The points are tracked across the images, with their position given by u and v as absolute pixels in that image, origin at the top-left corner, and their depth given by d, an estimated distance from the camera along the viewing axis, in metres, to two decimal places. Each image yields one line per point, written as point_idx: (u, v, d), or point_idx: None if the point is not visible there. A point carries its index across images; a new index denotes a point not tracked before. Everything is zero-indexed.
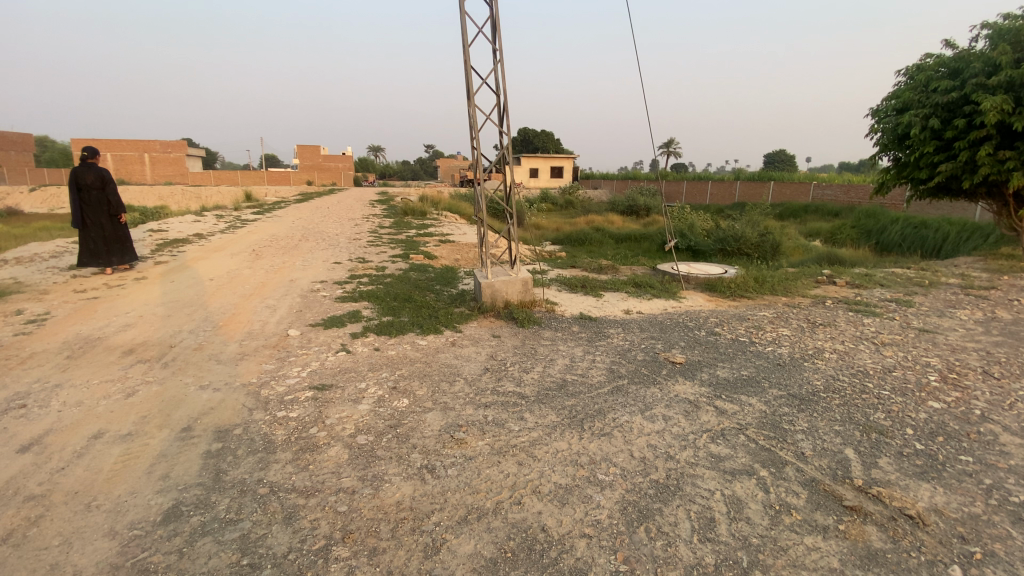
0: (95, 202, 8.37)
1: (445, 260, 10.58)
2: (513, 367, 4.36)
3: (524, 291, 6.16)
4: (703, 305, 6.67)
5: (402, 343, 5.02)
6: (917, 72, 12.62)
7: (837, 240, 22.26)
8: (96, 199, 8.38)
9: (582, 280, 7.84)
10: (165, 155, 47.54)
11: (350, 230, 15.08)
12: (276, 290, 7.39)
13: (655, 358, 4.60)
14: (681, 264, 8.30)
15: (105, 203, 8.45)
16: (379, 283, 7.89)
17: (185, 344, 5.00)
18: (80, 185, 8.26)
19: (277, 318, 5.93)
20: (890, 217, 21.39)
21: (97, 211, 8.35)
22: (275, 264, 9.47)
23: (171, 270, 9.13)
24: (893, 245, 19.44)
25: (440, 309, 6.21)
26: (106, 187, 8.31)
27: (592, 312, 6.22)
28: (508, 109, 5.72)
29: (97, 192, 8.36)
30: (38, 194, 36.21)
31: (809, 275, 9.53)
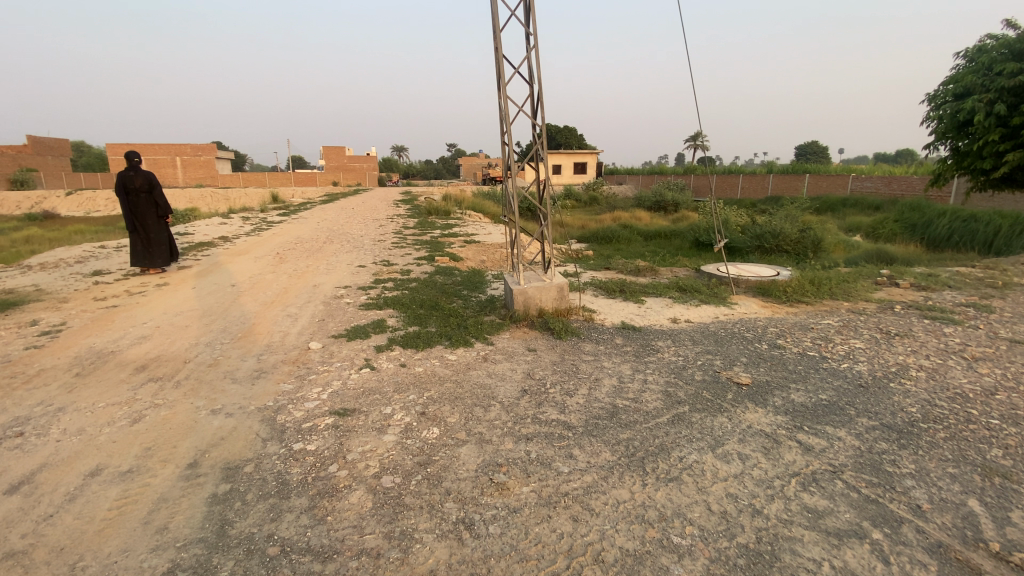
0: (144, 204, 8.74)
1: (471, 263, 10.15)
2: (556, 388, 3.86)
3: (560, 298, 5.66)
4: (758, 314, 6.05)
5: (430, 358, 4.56)
6: (978, 54, 11.63)
7: (880, 235, 21.09)
8: (145, 200, 8.68)
9: (620, 284, 7.29)
10: (195, 157, 48.47)
11: (375, 231, 14.78)
12: (299, 297, 7.06)
13: (717, 379, 4.06)
14: (728, 266, 7.67)
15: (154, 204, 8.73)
16: (404, 288, 7.49)
17: (200, 359, 4.66)
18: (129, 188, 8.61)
19: (297, 328, 5.56)
20: (938, 211, 20.15)
21: (147, 213, 8.69)
22: (299, 268, 9.19)
23: (194, 274, 8.94)
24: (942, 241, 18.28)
25: (470, 318, 5.76)
26: (154, 189, 8.60)
27: (635, 321, 5.69)
28: (543, 99, 5.22)
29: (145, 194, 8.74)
30: (76, 197, 37.26)
31: (866, 276, 8.78)
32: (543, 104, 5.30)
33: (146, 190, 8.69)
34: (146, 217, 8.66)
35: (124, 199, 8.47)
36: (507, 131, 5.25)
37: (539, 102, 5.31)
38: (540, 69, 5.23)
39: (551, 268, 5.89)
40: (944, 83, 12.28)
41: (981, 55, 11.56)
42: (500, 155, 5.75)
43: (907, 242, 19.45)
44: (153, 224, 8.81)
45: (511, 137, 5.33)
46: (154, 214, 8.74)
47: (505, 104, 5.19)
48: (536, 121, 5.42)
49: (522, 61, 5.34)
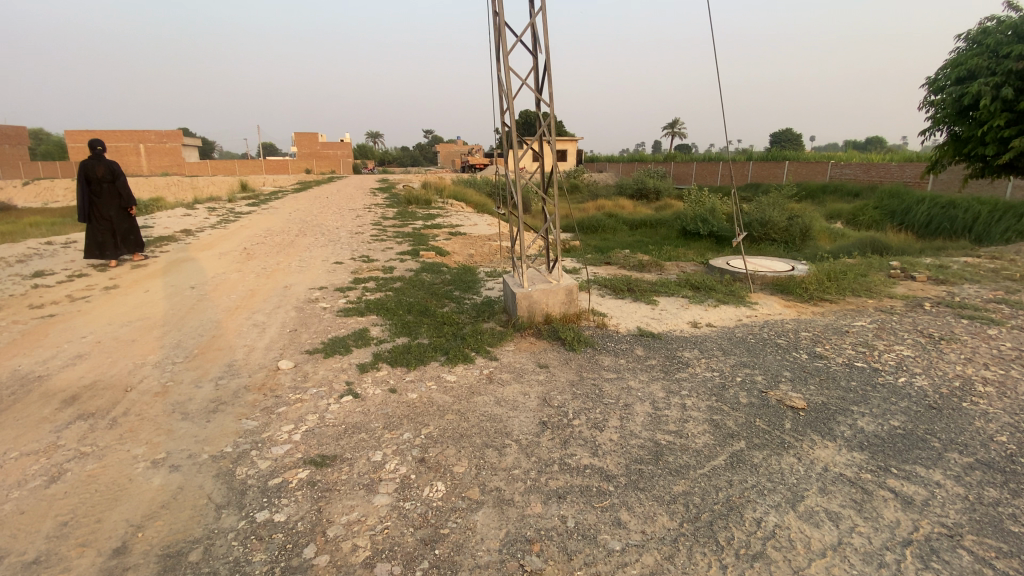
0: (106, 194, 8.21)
1: (458, 257, 9.41)
2: (582, 419, 3.19)
3: (568, 301, 4.98)
4: (783, 315, 5.49)
5: (426, 379, 3.84)
6: (981, 36, 11.25)
7: (860, 222, 21.05)
8: (106, 190, 8.16)
9: (626, 282, 6.66)
10: (161, 145, 46.14)
11: (353, 222, 13.86)
12: (268, 300, 6.24)
13: (767, 402, 3.48)
14: (740, 261, 7.12)
15: (115, 195, 8.22)
16: (388, 288, 6.73)
17: (145, 387, 3.85)
18: (90, 177, 8.06)
19: (265, 341, 4.77)
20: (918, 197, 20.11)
21: (108, 204, 8.19)
22: (268, 266, 8.32)
23: (150, 274, 7.98)
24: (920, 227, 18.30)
25: (466, 326, 5.05)
26: (117, 180, 8.10)
27: (652, 326, 5.07)
28: (552, 71, 4.51)
29: (107, 184, 8.17)
30: (32, 186, 35.06)
31: (878, 268, 8.35)
32: (550, 76, 4.58)
33: (107, 180, 8.13)
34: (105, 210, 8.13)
35: (83, 189, 7.94)
36: (509, 108, 4.51)
37: (546, 73, 4.58)
38: (548, 35, 4.52)
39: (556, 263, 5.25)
40: (945, 67, 11.90)
41: (986, 37, 11.17)
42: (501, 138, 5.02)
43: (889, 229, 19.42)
44: (113, 215, 8.28)
45: (514, 115, 4.59)
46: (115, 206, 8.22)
47: (507, 75, 4.45)
48: (542, 97, 4.71)
49: (526, 28, 4.63)
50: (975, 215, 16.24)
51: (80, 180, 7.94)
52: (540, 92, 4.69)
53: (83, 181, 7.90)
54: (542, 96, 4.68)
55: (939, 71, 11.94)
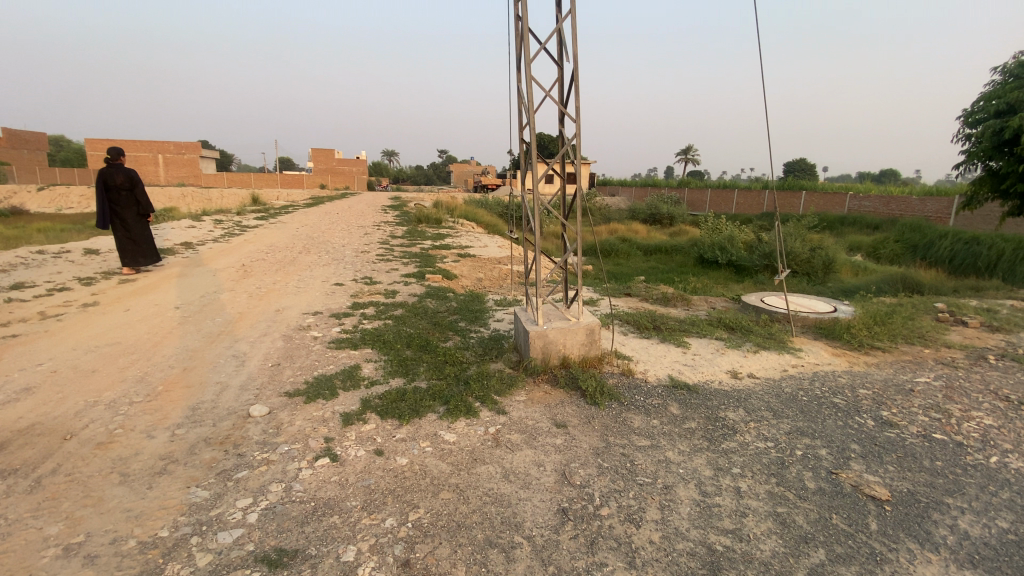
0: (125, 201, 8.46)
1: (466, 282, 8.82)
2: (611, 509, 2.55)
3: (589, 342, 4.34)
4: (832, 366, 4.85)
5: (419, 438, 3.21)
6: (1020, 69, 10.69)
7: (882, 256, 20.27)
8: (124, 198, 8.40)
9: (651, 318, 6.01)
10: (179, 156, 46.52)
11: (359, 240, 13.37)
12: (255, 326, 5.67)
13: (839, 488, 2.82)
14: (777, 302, 6.48)
15: (133, 203, 8.48)
16: (387, 316, 6.13)
17: (88, 434, 3.26)
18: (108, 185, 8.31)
19: (240, 378, 4.17)
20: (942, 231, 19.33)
21: (127, 211, 8.44)
22: (263, 285, 7.79)
23: (136, 289, 7.46)
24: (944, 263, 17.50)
25: (471, 366, 4.43)
26: (135, 188, 8.37)
27: (684, 376, 4.41)
28: (580, 83, 3.99)
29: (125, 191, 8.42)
30: (48, 192, 35.24)
31: (923, 309, 7.62)
32: (577, 88, 4.05)
33: (125, 187, 8.38)
34: (126, 216, 8.42)
35: (104, 198, 8.16)
36: (530, 121, 3.95)
37: (573, 84, 4.05)
38: (577, 42, 4.00)
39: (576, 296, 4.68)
40: (981, 100, 11.33)
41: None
42: (520, 155, 4.45)
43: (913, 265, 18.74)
44: (132, 222, 8.53)
45: (535, 131, 4.02)
46: (133, 213, 8.41)
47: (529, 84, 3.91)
48: (567, 112, 4.17)
49: (552, 34, 4.12)
50: (999, 252, 15.49)
51: (100, 188, 8.21)
52: (564, 106, 4.15)
53: (104, 188, 8.18)
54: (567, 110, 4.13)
55: (975, 104, 11.37)
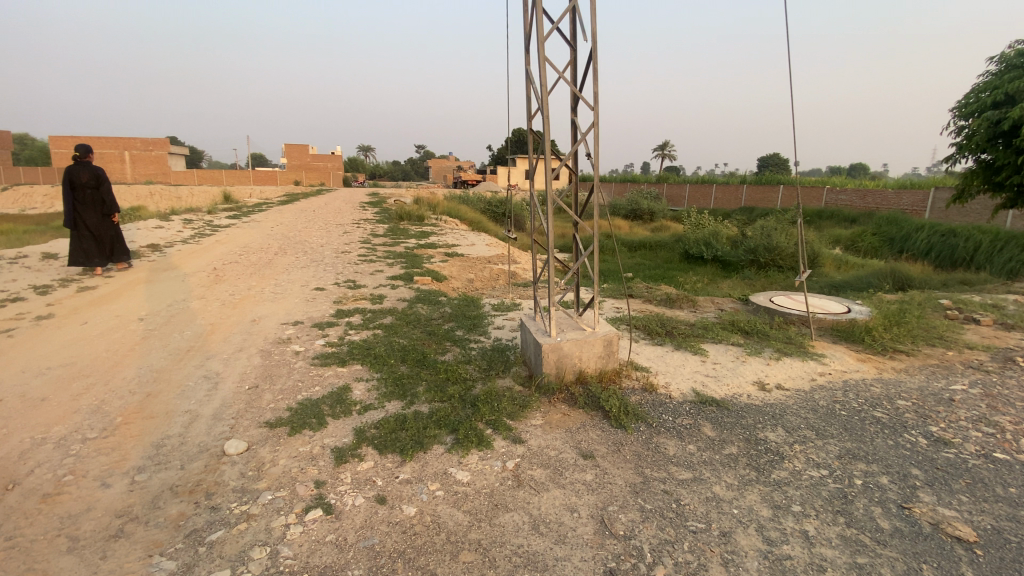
0: (93, 200, 8.05)
1: (457, 284, 8.34)
2: (668, 568, 2.15)
3: (606, 354, 3.92)
4: (861, 374, 4.53)
5: (427, 479, 2.76)
6: (1017, 59, 10.64)
7: (862, 249, 20.42)
8: (90, 197, 8.04)
9: (660, 322, 5.63)
10: (147, 153, 44.69)
11: (339, 240, 12.75)
12: (230, 338, 5.11)
13: (916, 528, 2.50)
14: (789, 303, 6.18)
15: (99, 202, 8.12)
16: (377, 325, 5.63)
17: (35, 482, 2.69)
18: (74, 184, 7.85)
19: (214, 406, 3.63)
20: (920, 223, 19.57)
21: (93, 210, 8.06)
22: (238, 292, 7.19)
23: (96, 298, 6.77)
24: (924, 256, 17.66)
25: (476, 384, 3.97)
26: (103, 186, 8.13)
27: (709, 389, 4.04)
28: (598, 64, 3.55)
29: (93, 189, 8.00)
30: (7, 191, 33.53)
31: (931, 306, 7.42)
32: (595, 69, 3.60)
33: (94, 185, 7.99)
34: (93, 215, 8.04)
35: (73, 196, 7.78)
36: (543, 105, 3.49)
37: (590, 65, 3.60)
38: (593, 19, 3.56)
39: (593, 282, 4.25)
40: (978, 91, 11.25)
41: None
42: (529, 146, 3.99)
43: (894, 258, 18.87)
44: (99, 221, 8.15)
45: (547, 117, 3.57)
46: (103, 212, 8.10)
47: (540, 65, 3.48)
48: (583, 98, 3.73)
49: (565, 12, 3.68)
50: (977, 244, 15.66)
51: (66, 188, 7.74)
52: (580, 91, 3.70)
53: (71, 186, 7.79)
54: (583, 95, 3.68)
55: (970, 95, 11.30)
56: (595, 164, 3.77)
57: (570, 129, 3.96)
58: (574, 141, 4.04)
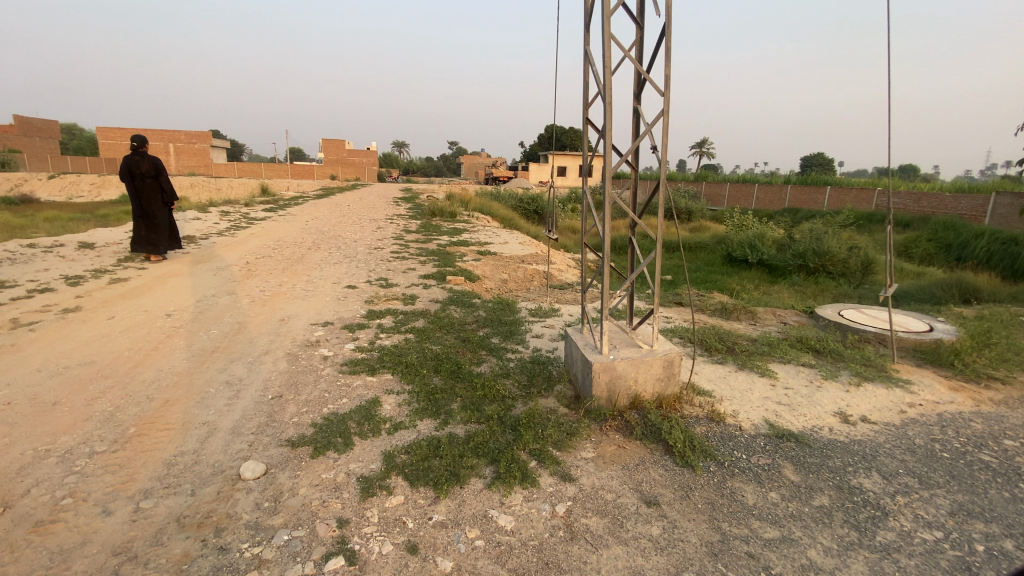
0: (150, 189, 8.74)
1: (491, 285, 7.95)
2: None
3: (665, 377, 3.46)
4: (958, 406, 3.92)
5: (465, 523, 2.37)
6: None
7: (914, 256, 19.16)
8: (149, 187, 8.76)
9: (717, 336, 5.11)
10: (190, 145, 45.98)
11: (371, 235, 12.54)
12: (256, 338, 4.85)
13: None
14: (860, 319, 5.57)
15: (158, 191, 8.83)
16: (409, 328, 5.29)
17: (28, 506, 2.44)
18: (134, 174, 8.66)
19: (234, 417, 3.34)
20: (979, 228, 18.23)
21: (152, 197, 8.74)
22: (268, 287, 6.99)
23: (126, 290, 6.67)
24: (985, 264, 16.41)
25: (517, 403, 3.56)
26: (161, 176, 8.90)
27: (780, 420, 3.56)
28: (671, 41, 3.11)
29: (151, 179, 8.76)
30: (61, 180, 34.98)
31: (1019, 325, 6.62)
32: (667, 45, 3.17)
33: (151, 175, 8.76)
34: (152, 202, 8.70)
35: (133, 183, 8.51)
36: (606, 86, 3.05)
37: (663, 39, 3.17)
38: None
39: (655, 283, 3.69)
40: None
41: None
42: (585, 137, 3.52)
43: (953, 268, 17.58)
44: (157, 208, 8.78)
45: (610, 100, 3.11)
46: (160, 199, 8.79)
47: (604, 39, 3.06)
48: (650, 81, 3.28)
49: None
50: None
51: (125, 175, 8.56)
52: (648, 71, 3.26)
53: (132, 174, 8.53)
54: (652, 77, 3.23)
55: None
56: (663, 157, 3.29)
57: (633, 119, 3.50)
58: (636, 134, 3.57)
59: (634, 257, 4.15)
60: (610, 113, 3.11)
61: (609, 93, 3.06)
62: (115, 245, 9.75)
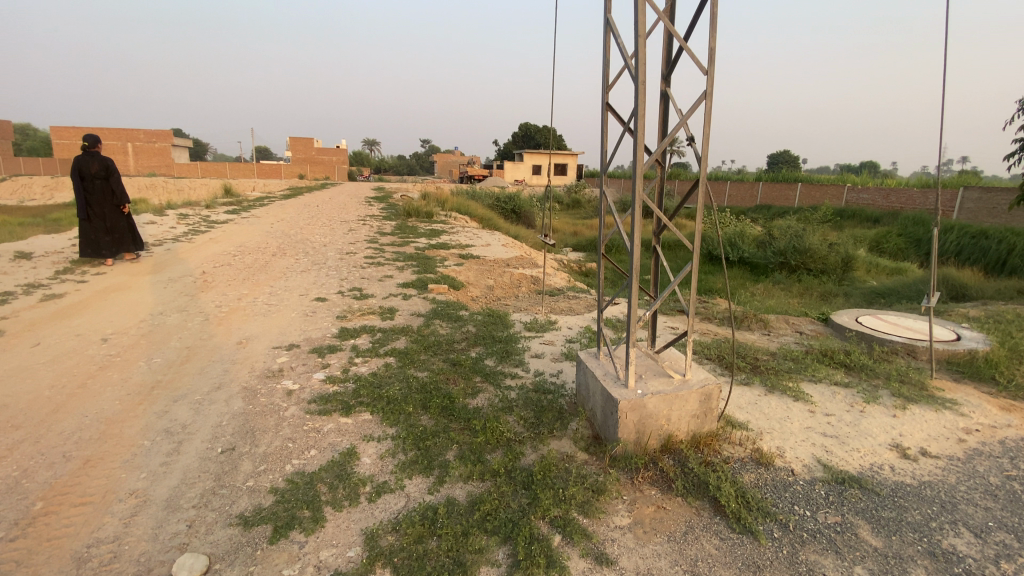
0: (100, 191, 7.94)
1: (477, 293, 7.32)
2: None
3: (702, 414, 2.90)
4: (1017, 430, 3.50)
5: None
6: None
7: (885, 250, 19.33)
8: (99, 190, 7.97)
9: (736, 350, 4.59)
10: (150, 144, 43.72)
11: (343, 239, 11.72)
12: (209, 368, 4.11)
13: None
14: (880, 327, 5.17)
15: (109, 194, 8.06)
16: (389, 350, 4.61)
17: None
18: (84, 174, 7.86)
19: (172, 482, 2.64)
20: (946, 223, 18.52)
21: (102, 201, 7.99)
22: (226, 302, 6.20)
23: (59, 309, 5.77)
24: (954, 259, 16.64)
25: (526, 449, 2.94)
26: (113, 177, 8.07)
27: (831, 459, 3.05)
28: (717, 5, 2.54)
29: (101, 181, 7.95)
30: (6, 182, 32.67)
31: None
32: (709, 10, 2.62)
33: (102, 176, 7.93)
34: (100, 207, 7.97)
35: (79, 186, 7.76)
36: (638, 55, 2.44)
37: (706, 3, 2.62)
38: None
39: (690, 299, 3.04)
40: None
41: None
42: (606, 124, 2.87)
43: (924, 264, 17.75)
44: (107, 213, 8.06)
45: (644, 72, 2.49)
46: (109, 205, 8.04)
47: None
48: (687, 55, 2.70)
49: None
50: (1010, 248, 14.75)
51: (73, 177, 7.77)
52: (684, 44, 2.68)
53: (79, 176, 7.76)
54: (690, 49, 2.66)
55: None
56: (704, 151, 2.68)
57: (662, 106, 2.90)
58: (664, 124, 2.98)
59: (658, 273, 3.37)
60: (643, 90, 2.50)
61: (642, 65, 2.46)
62: (54, 254, 8.73)
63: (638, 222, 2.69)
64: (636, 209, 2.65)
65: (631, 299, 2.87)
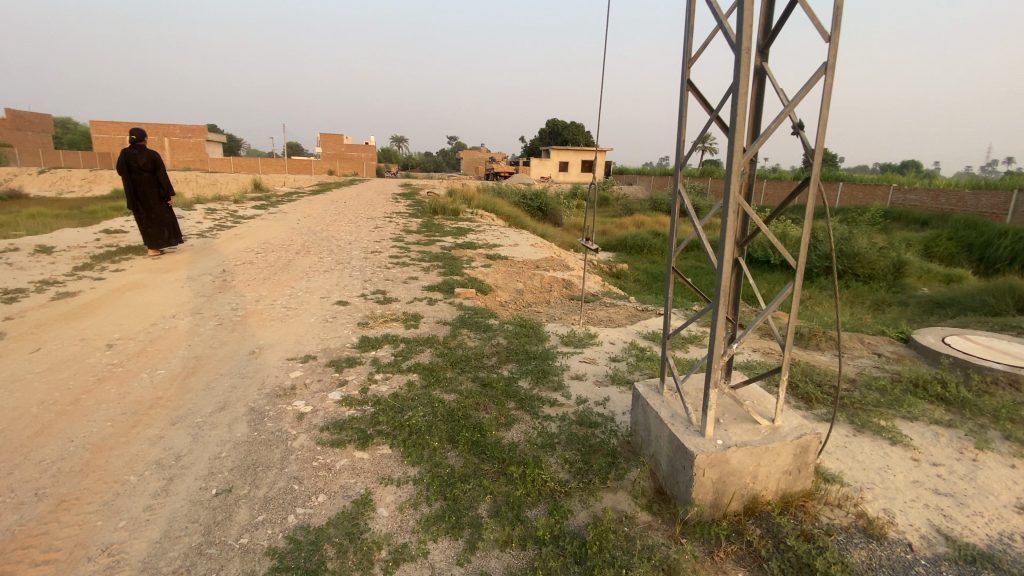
0: (147, 184, 7.96)
1: (506, 298, 6.82)
2: None
3: (795, 469, 2.35)
4: None
5: None
6: None
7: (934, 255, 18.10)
8: (145, 182, 7.98)
9: (810, 376, 3.97)
10: (185, 140, 44.57)
11: (368, 237, 11.35)
12: (215, 384, 3.71)
13: None
14: (971, 350, 4.47)
15: (156, 186, 8.07)
16: (411, 365, 4.14)
17: None
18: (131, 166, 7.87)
19: (153, 537, 2.21)
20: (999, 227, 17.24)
21: (149, 193, 7.99)
22: (242, 305, 5.84)
23: (70, 309, 5.49)
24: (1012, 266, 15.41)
25: (574, 505, 2.41)
26: (159, 170, 8.09)
27: (955, 529, 2.43)
28: None
29: (148, 173, 7.96)
30: (48, 175, 33.59)
31: None
32: None
33: (150, 168, 7.95)
34: (148, 198, 7.96)
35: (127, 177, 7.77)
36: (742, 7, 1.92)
37: None
38: None
39: (786, 327, 2.43)
40: None
41: None
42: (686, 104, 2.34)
43: (980, 270, 16.53)
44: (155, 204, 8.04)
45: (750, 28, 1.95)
46: (156, 196, 8.03)
47: None
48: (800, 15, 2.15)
49: None
50: None
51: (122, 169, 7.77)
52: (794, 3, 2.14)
53: (128, 168, 7.78)
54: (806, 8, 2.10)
55: None
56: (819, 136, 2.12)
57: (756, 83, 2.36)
58: (756, 108, 2.43)
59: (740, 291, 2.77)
60: (748, 56, 1.97)
61: (748, 25, 1.93)
62: (76, 249, 8.57)
63: (730, 225, 2.12)
64: (728, 208, 2.09)
65: (714, 325, 2.27)
